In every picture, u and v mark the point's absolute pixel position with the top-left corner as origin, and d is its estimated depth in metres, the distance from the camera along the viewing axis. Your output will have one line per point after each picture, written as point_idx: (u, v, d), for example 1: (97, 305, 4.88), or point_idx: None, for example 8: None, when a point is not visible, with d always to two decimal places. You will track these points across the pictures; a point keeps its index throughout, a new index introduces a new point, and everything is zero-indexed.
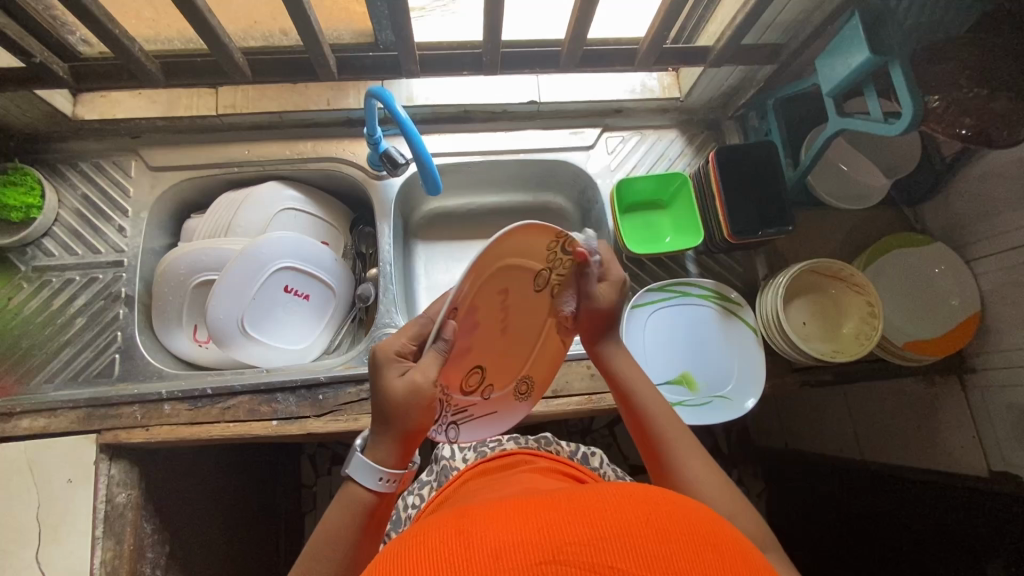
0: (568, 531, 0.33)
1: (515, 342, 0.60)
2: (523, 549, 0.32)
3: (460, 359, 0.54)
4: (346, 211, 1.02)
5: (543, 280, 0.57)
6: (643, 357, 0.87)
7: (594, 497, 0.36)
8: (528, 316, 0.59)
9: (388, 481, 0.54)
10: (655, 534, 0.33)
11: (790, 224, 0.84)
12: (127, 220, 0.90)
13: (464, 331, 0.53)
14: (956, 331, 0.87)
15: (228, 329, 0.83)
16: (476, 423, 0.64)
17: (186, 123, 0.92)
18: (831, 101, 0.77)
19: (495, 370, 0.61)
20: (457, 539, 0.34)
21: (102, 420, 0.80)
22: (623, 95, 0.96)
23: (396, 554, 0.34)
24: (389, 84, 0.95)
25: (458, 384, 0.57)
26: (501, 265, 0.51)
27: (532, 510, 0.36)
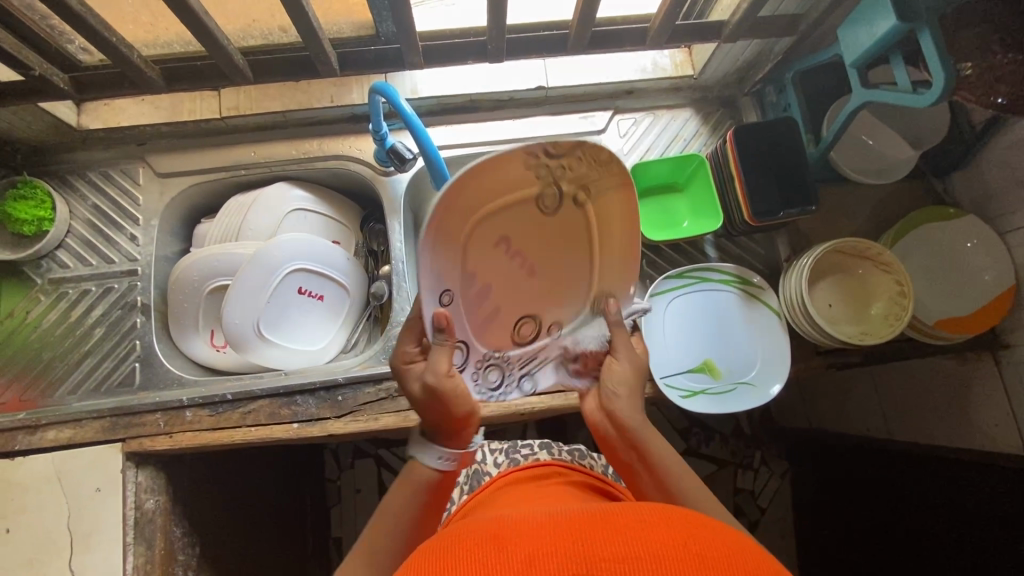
0: (602, 548, 0.32)
1: (558, 271, 0.54)
2: (555, 563, 0.31)
3: (491, 319, 0.52)
4: (358, 210, 1.01)
5: (556, 197, 0.49)
6: (665, 346, 0.85)
7: (635, 517, 0.35)
8: (558, 238, 0.52)
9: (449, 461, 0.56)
10: (694, 559, 0.31)
11: (814, 204, 0.81)
12: (138, 229, 0.90)
13: (469, 294, 0.49)
14: (990, 309, 0.84)
15: (243, 334, 0.83)
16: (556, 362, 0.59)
17: (191, 127, 0.91)
18: (856, 73, 0.74)
19: (548, 303, 0.55)
20: (490, 546, 0.34)
21: (127, 429, 0.81)
22: (634, 75, 0.93)
23: (429, 559, 0.34)
24: (392, 76, 0.92)
25: (510, 338, 0.55)
26: (474, 214, 0.46)
27: (568, 525, 0.35)
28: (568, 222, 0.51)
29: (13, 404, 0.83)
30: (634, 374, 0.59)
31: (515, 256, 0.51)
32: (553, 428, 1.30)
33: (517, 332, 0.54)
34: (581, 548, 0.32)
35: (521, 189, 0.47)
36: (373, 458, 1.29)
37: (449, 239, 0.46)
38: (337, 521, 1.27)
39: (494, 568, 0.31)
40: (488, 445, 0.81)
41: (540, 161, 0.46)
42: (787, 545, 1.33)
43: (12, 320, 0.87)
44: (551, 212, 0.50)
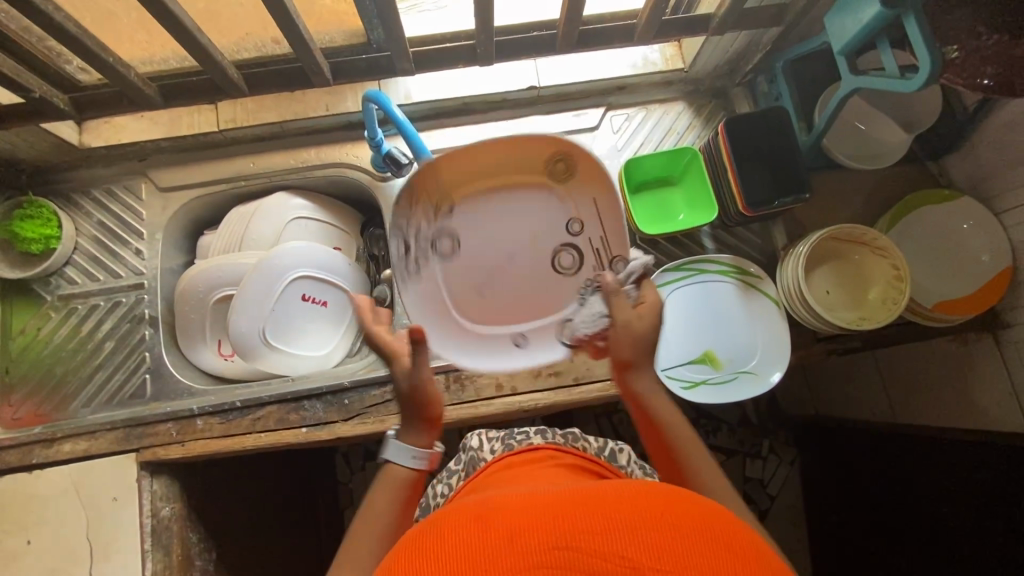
0: (579, 519, 0.34)
1: (524, 213, 0.68)
2: (540, 536, 0.33)
3: (539, 288, 0.67)
4: (358, 216, 1.02)
5: (445, 236, 0.65)
6: (665, 338, 0.86)
7: (615, 492, 0.38)
8: (489, 224, 0.67)
9: (422, 460, 0.58)
10: (669, 527, 0.34)
11: (808, 192, 0.81)
12: (143, 243, 0.92)
13: (514, 313, 0.67)
14: (974, 298, 0.84)
15: (250, 342, 0.85)
16: (611, 230, 0.67)
17: (190, 141, 0.92)
18: (844, 60, 0.75)
19: (541, 219, 0.68)
20: (480, 521, 0.36)
21: (140, 439, 0.82)
22: (625, 71, 0.94)
23: (418, 543, 0.36)
24: (385, 83, 0.94)
25: (561, 270, 0.67)
26: (454, 310, 0.66)
27: (553, 500, 0.37)
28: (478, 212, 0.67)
29: (29, 419, 0.86)
30: (639, 344, 0.59)
31: (499, 267, 0.66)
32: (561, 424, 1.31)
33: (561, 265, 0.67)
34: (562, 520, 0.34)
35: (438, 277, 0.65)
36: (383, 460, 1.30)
37: (473, 328, 0.66)
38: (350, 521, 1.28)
39: (481, 542, 0.34)
40: (486, 432, 0.82)
41: (411, 261, 0.64)
42: (797, 531, 1.34)
43: (24, 337, 0.89)
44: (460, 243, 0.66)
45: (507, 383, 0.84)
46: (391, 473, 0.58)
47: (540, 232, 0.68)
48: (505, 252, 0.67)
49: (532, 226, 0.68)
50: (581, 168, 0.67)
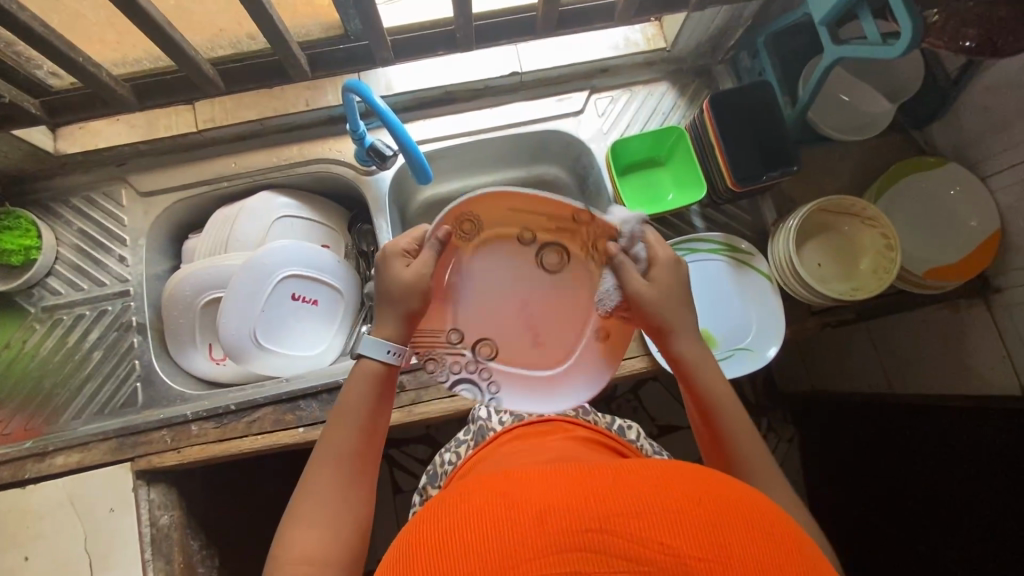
0: (616, 501, 0.35)
1: (502, 270, 0.66)
2: (576, 516, 0.34)
3: (560, 293, 0.66)
4: (344, 213, 1.01)
5: (481, 342, 0.67)
6: None
7: (649, 470, 0.38)
8: (493, 312, 0.67)
9: (396, 355, 0.60)
10: (706, 513, 0.34)
11: (795, 164, 0.80)
12: (127, 249, 0.90)
13: (576, 325, 0.66)
14: (960, 266, 0.84)
15: (241, 344, 0.84)
16: (543, 202, 0.61)
17: (168, 143, 0.90)
18: (826, 30, 0.74)
19: (506, 259, 0.66)
20: (511, 494, 0.37)
21: (134, 447, 0.81)
22: (607, 52, 0.93)
23: (447, 515, 0.37)
24: (364, 75, 0.92)
25: (556, 265, 0.65)
26: (540, 368, 0.67)
27: (585, 476, 0.38)
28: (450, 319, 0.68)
29: (18, 434, 0.83)
30: (670, 302, 0.61)
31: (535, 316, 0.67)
32: None
33: (551, 266, 0.65)
34: (599, 501, 0.35)
35: (499, 373, 0.67)
36: (383, 458, 1.30)
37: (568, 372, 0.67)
38: None
39: (515, 519, 0.35)
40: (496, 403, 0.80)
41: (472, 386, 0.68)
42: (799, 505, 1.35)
43: (9, 351, 0.87)
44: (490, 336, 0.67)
45: None
46: (364, 368, 0.60)
47: (519, 267, 0.66)
48: (521, 308, 0.67)
49: (515, 274, 0.66)
50: (464, 203, 0.61)
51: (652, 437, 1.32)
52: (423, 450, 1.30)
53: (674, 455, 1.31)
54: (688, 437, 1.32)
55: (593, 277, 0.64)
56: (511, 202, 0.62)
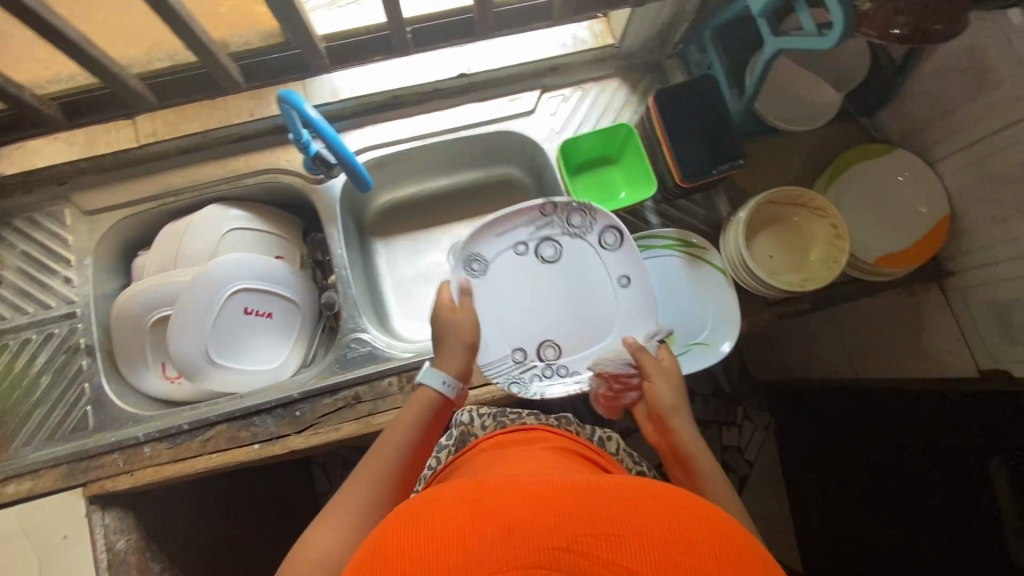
0: (586, 523, 0.37)
1: (522, 283, 0.85)
2: (546, 534, 0.36)
3: (566, 273, 0.85)
4: (297, 222, 0.99)
5: (546, 344, 0.83)
6: None
7: (619, 496, 0.40)
8: (536, 313, 0.84)
9: (453, 386, 0.70)
10: (676, 536, 0.36)
11: (741, 158, 0.80)
12: (72, 270, 0.88)
13: (601, 285, 0.84)
14: (912, 252, 0.84)
15: (194, 361, 0.83)
16: (513, 217, 0.84)
17: (110, 159, 0.89)
18: (764, 22, 0.74)
19: (522, 271, 0.85)
20: (483, 512, 0.38)
21: (86, 472, 0.80)
22: (556, 50, 0.92)
23: (417, 520, 0.38)
24: (309, 82, 0.91)
25: (552, 250, 0.85)
26: (601, 325, 0.84)
27: (558, 498, 0.39)
28: (444, 351, 0.72)
29: None
30: (674, 390, 0.72)
31: (571, 299, 0.85)
32: None
33: (550, 257, 0.85)
34: (569, 521, 0.37)
35: (570, 365, 0.83)
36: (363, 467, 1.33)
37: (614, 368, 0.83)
38: None
39: (489, 537, 0.36)
40: (476, 407, 0.79)
41: (553, 372, 0.82)
42: (776, 493, 1.37)
43: None
44: (552, 334, 0.83)
45: None
46: (421, 395, 0.69)
47: (533, 272, 0.85)
48: (554, 302, 0.85)
49: (533, 283, 0.85)
50: (465, 251, 0.84)
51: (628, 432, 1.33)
52: None
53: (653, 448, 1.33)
54: None
55: (587, 244, 0.85)
56: (491, 228, 0.84)
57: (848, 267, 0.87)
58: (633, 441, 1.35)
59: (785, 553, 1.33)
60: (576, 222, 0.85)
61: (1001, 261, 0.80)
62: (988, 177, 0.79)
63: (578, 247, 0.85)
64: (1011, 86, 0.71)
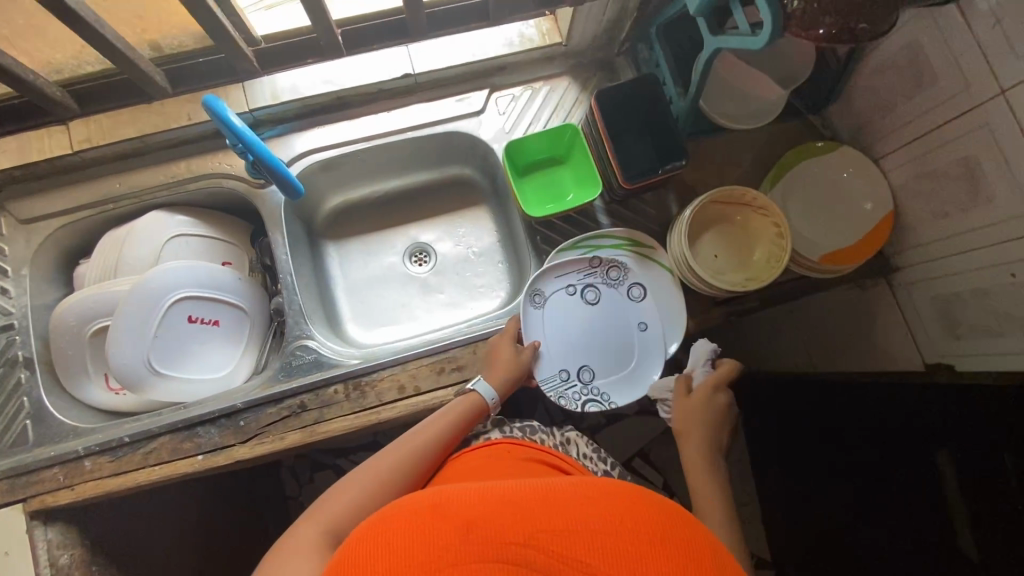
0: (545, 522, 0.40)
1: (560, 323, 0.86)
2: (505, 534, 0.39)
3: (602, 317, 0.86)
4: (245, 226, 0.97)
5: (584, 374, 0.84)
6: (574, 312, 0.86)
7: (576, 493, 0.43)
8: (575, 348, 0.85)
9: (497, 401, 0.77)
10: (627, 532, 0.40)
11: (684, 157, 0.80)
12: (9, 282, 0.86)
13: (635, 325, 0.85)
14: (856, 248, 0.85)
15: (136, 372, 0.81)
16: (558, 266, 0.86)
17: (45, 167, 0.87)
18: (703, 21, 0.73)
19: (565, 313, 0.86)
20: (446, 515, 0.42)
21: (26, 488, 0.79)
22: (501, 49, 0.91)
23: (387, 526, 0.42)
24: (250, 84, 0.89)
25: (591, 294, 0.86)
26: (632, 359, 0.84)
27: (524, 498, 0.43)
28: (492, 368, 0.80)
29: None
30: (689, 417, 0.76)
31: (606, 340, 0.85)
32: None
33: (588, 302, 0.86)
34: (528, 522, 0.40)
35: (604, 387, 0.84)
36: (332, 468, 1.33)
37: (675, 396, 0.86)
38: None
39: (451, 536, 0.40)
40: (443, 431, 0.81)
41: (592, 395, 0.83)
42: (744, 485, 1.38)
43: None
44: (591, 365, 0.84)
45: (410, 384, 0.82)
46: (464, 403, 0.76)
47: (575, 314, 0.86)
48: (591, 341, 0.85)
49: (575, 326, 0.86)
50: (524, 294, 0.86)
51: (598, 428, 1.34)
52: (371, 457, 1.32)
53: (620, 443, 1.34)
54: (635, 424, 1.36)
55: (619, 293, 0.86)
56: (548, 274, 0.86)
57: (794, 264, 0.86)
58: (600, 437, 1.36)
59: (755, 545, 1.34)
60: (613, 273, 0.86)
61: (941, 256, 0.81)
62: (928, 173, 0.79)
63: (617, 298, 0.86)
64: (945, 83, 0.71)
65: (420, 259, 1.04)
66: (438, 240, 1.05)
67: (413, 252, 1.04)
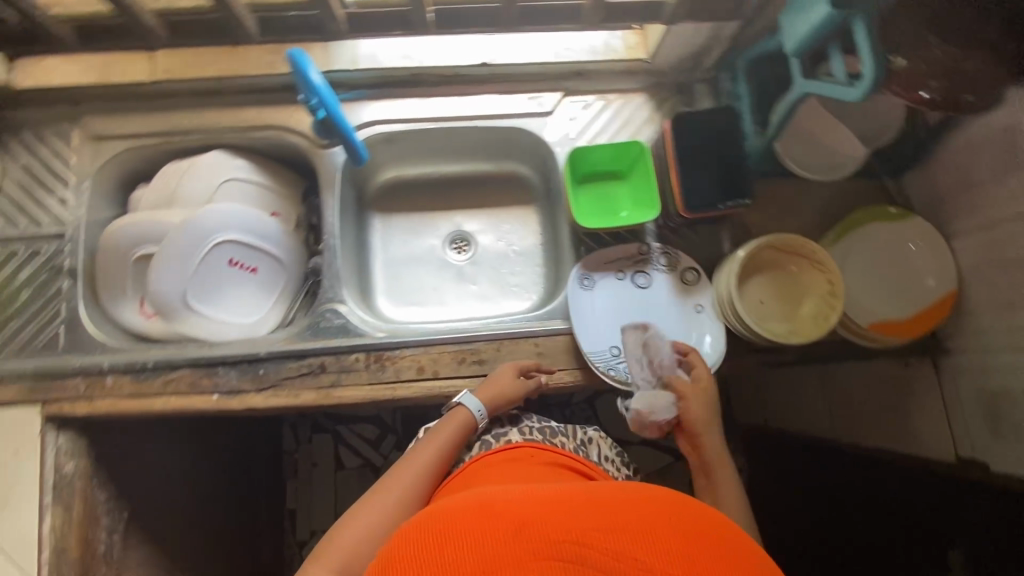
0: (595, 524, 0.42)
1: (613, 302, 0.86)
2: (558, 533, 0.41)
3: (652, 298, 0.87)
4: (301, 182, 0.98)
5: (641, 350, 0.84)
6: (627, 293, 0.87)
7: (621, 501, 0.45)
8: (626, 327, 0.86)
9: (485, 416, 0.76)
10: (677, 535, 0.41)
11: (749, 197, 0.78)
12: (69, 191, 0.89)
13: (687, 310, 0.86)
14: (908, 322, 0.82)
15: (171, 303, 0.83)
16: (612, 249, 0.88)
17: (124, 89, 0.89)
18: (796, 63, 0.71)
19: (616, 293, 0.87)
20: (495, 519, 0.43)
21: (47, 391, 0.81)
22: (583, 55, 0.91)
23: (437, 529, 0.43)
24: (332, 44, 0.90)
25: (643, 275, 0.87)
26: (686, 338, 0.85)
27: (571, 503, 0.44)
28: (490, 382, 0.79)
29: None
30: (705, 407, 0.78)
31: (658, 321, 0.86)
32: None
33: (640, 284, 0.87)
34: (580, 523, 0.42)
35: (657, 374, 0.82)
36: (331, 433, 1.35)
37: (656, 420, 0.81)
38: (292, 494, 1.32)
39: (505, 536, 0.41)
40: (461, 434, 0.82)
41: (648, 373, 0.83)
42: None
43: None
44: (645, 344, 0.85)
45: (429, 367, 0.82)
46: (458, 421, 0.75)
47: (626, 296, 0.87)
48: (643, 322, 0.86)
49: (626, 306, 0.86)
50: (576, 270, 0.86)
51: None
52: (370, 430, 1.34)
53: None
54: (639, 453, 1.33)
55: (670, 279, 0.87)
56: (600, 255, 0.87)
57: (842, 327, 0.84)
58: None
59: None
60: (664, 260, 0.87)
61: (999, 349, 0.77)
62: (1003, 260, 0.75)
63: (667, 280, 0.87)
64: None
65: (460, 247, 1.04)
66: (482, 231, 1.04)
67: (455, 238, 1.04)
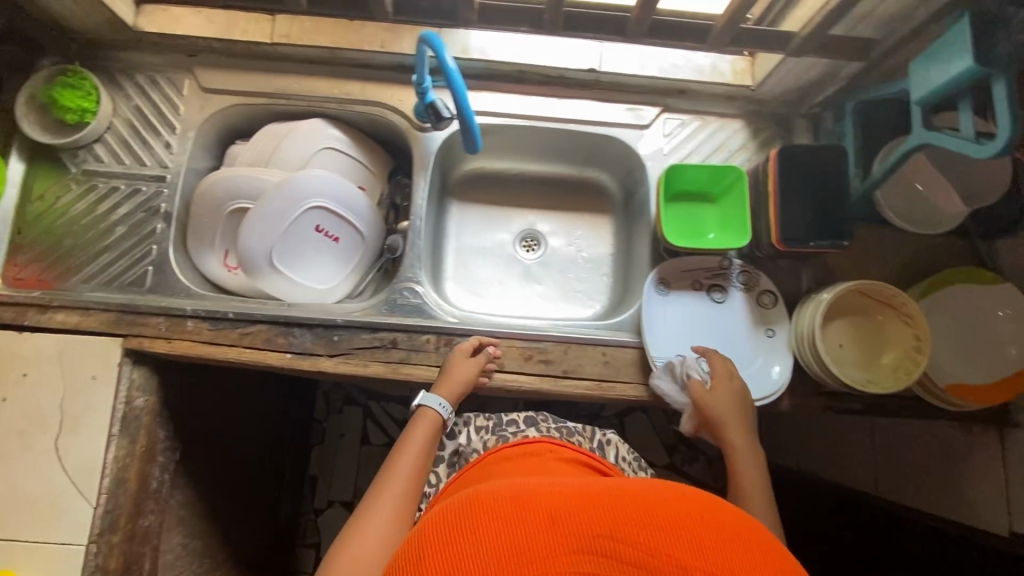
0: (631, 519, 0.38)
1: (685, 311, 0.87)
2: (589, 528, 0.37)
3: (724, 315, 0.87)
4: (388, 161, 1.00)
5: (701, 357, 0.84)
6: (700, 305, 0.87)
7: (659, 495, 0.41)
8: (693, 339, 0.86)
9: (449, 409, 0.77)
10: (719, 536, 0.37)
11: (845, 240, 0.77)
12: (174, 138, 0.91)
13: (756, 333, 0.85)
14: (987, 389, 0.80)
15: (256, 260, 0.85)
16: (694, 259, 0.88)
17: (241, 48, 0.92)
18: (918, 112, 0.70)
19: (690, 305, 0.87)
20: (521, 510, 0.39)
21: (129, 327, 0.83)
22: (689, 74, 0.91)
23: (461, 519, 0.40)
24: (447, 31, 0.92)
25: (718, 290, 0.87)
26: (753, 360, 0.84)
27: (605, 495, 0.40)
28: (446, 375, 0.79)
29: (30, 281, 0.86)
30: (727, 404, 0.77)
31: (726, 338, 0.86)
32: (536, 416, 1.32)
33: (715, 299, 0.87)
34: (615, 518, 0.38)
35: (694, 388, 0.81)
36: (362, 408, 1.37)
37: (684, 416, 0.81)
38: (316, 461, 1.34)
39: (535, 530, 0.37)
40: (474, 423, 0.81)
41: None
42: None
43: (42, 204, 0.89)
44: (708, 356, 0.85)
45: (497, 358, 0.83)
46: (425, 422, 0.76)
47: (698, 309, 0.87)
48: (711, 337, 0.86)
49: (698, 318, 0.86)
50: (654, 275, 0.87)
51: None
52: (400, 411, 1.36)
53: None
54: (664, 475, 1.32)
55: (744, 299, 0.87)
56: (681, 262, 0.88)
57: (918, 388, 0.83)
58: None
59: None
60: (741, 280, 0.87)
61: None
62: None
63: (744, 301, 0.87)
64: None
65: (530, 245, 1.05)
66: (553, 233, 1.05)
67: (526, 236, 1.05)
